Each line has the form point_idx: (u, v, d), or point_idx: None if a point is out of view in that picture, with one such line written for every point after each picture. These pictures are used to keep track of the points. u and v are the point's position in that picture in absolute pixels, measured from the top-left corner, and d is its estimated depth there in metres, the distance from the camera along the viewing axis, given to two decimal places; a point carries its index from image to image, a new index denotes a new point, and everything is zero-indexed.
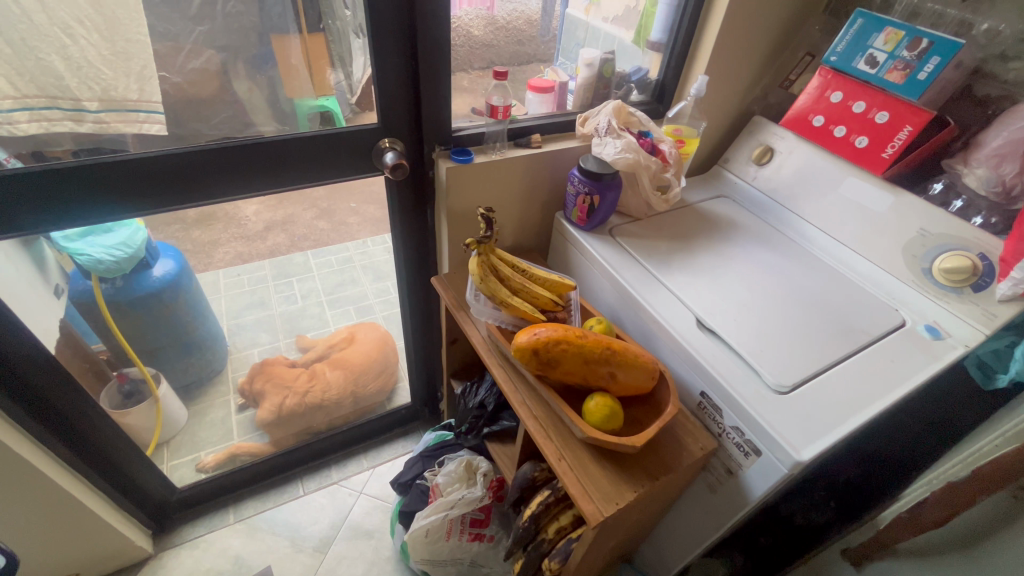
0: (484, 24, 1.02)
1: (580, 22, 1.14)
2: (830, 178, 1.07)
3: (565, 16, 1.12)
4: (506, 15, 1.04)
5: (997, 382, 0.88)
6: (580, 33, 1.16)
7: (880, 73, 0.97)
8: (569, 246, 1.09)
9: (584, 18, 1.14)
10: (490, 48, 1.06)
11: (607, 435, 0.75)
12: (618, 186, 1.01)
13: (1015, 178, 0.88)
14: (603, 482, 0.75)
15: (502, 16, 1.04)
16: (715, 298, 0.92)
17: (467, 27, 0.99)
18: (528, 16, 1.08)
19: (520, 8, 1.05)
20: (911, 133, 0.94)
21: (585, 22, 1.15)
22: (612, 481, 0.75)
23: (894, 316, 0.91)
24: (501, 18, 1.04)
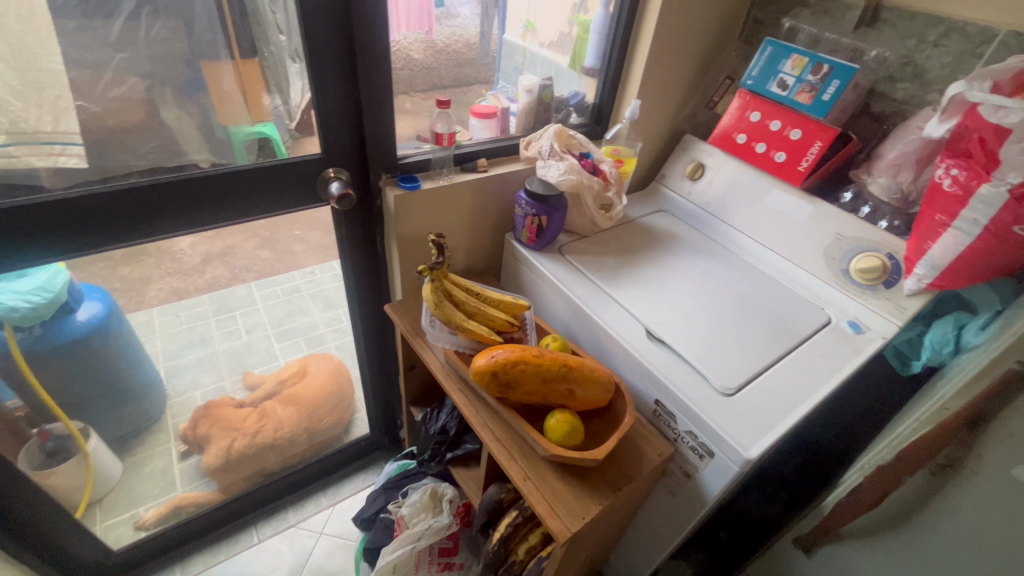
0: (423, 48, 1.04)
1: (518, 47, 1.21)
2: (757, 190, 1.16)
3: (503, 40, 1.18)
4: (444, 39, 1.07)
5: (913, 368, 0.98)
6: (519, 58, 1.23)
7: (791, 95, 1.07)
8: (521, 266, 1.12)
9: (522, 44, 1.22)
10: (431, 72, 1.08)
11: (569, 450, 0.76)
12: (564, 206, 1.04)
13: (911, 185, 0.99)
14: (568, 498, 0.76)
15: (440, 39, 1.06)
16: (662, 309, 0.97)
17: (407, 51, 1.00)
18: (467, 39, 1.12)
19: (459, 31, 1.09)
20: (821, 148, 1.03)
21: (522, 47, 1.22)
22: (579, 496, 0.77)
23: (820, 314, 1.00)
24: (439, 41, 1.06)
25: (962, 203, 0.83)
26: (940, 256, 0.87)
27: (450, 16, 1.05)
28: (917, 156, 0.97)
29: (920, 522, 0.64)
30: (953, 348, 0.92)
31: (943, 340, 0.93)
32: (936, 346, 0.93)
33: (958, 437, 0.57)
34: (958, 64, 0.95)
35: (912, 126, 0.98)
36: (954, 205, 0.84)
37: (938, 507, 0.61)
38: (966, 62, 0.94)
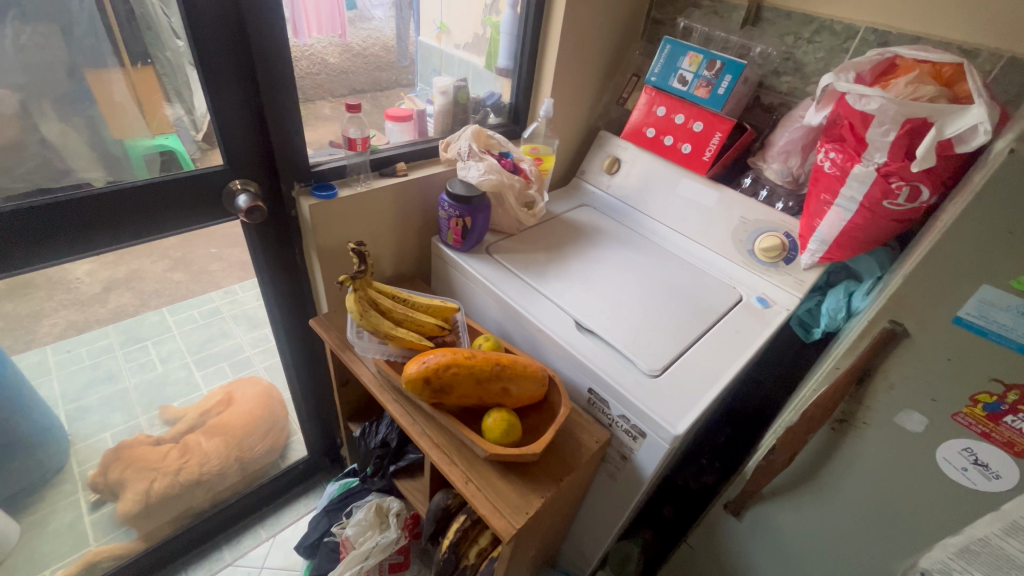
0: (339, 51, 1.01)
1: (434, 49, 1.21)
2: (669, 181, 1.23)
3: (419, 43, 1.17)
4: (360, 41, 1.05)
5: (814, 334, 1.07)
6: (436, 60, 1.22)
7: (691, 90, 1.13)
8: (449, 268, 1.11)
9: (437, 46, 1.21)
10: (345, 76, 1.04)
11: (507, 448, 0.77)
12: (487, 207, 1.04)
13: (799, 168, 1.08)
14: (511, 495, 0.77)
15: (356, 42, 1.04)
16: (589, 300, 1.00)
17: (320, 55, 0.97)
18: (384, 42, 1.10)
19: (375, 34, 1.07)
20: (721, 138, 1.11)
21: (438, 49, 1.21)
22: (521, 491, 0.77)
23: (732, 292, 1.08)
24: (356, 45, 1.04)
25: (840, 182, 0.91)
26: (827, 230, 0.96)
27: (364, 19, 1.02)
28: (802, 142, 1.06)
29: (828, 471, 0.70)
30: (845, 313, 1.03)
31: (837, 306, 1.03)
32: (832, 312, 1.03)
33: (850, 394, 0.63)
34: (830, 58, 1.06)
35: (795, 115, 1.08)
36: (835, 184, 0.93)
37: (841, 457, 0.67)
38: (836, 56, 1.06)
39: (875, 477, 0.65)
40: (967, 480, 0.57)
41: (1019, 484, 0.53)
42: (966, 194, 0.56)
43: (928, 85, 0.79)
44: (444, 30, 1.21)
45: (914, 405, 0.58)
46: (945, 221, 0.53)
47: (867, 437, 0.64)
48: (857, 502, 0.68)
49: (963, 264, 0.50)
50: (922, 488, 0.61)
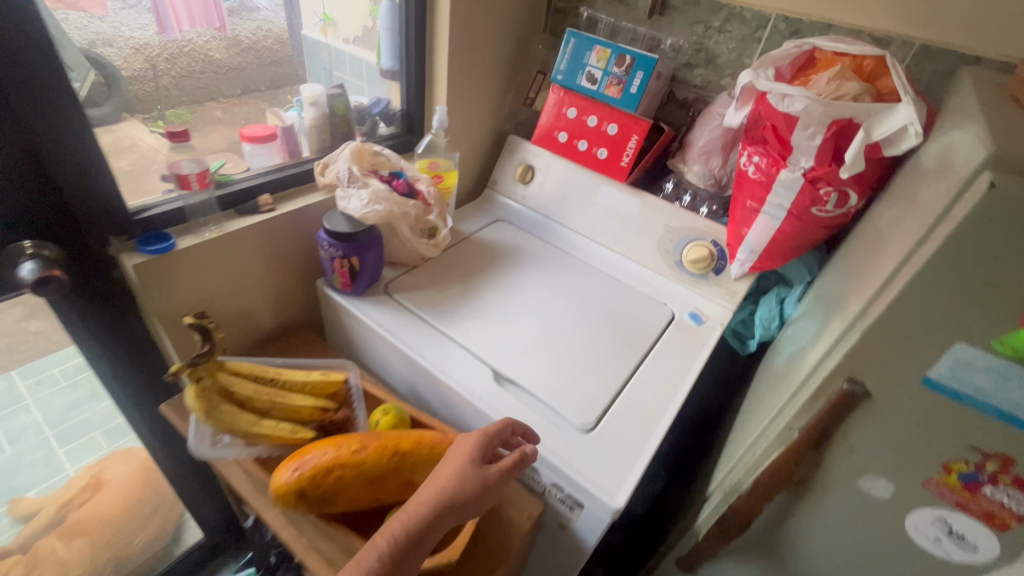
0: (224, 46, 0.87)
1: (320, 45, 1.03)
2: (587, 190, 1.11)
3: (302, 38, 0.99)
4: (249, 35, 0.90)
5: (750, 347, 1.01)
6: (324, 57, 1.04)
7: (601, 89, 1.01)
8: (342, 316, 0.92)
9: (324, 40, 1.03)
10: (239, 73, 0.91)
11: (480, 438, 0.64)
12: (378, 241, 0.87)
13: (720, 170, 1.00)
14: (470, 491, 0.60)
15: (243, 35, 0.89)
16: (509, 341, 0.86)
17: (203, 50, 0.83)
18: (278, 35, 0.95)
19: (266, 25, 0.92)
20: (639, 141, 1.01)
21: (325, 45, 1.04)
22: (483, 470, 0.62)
23: (663, 310, 0.99)
24: (244, 38, 0.89)
25: (766, 189, 0.83)
26: (756, 239, 0.89)
27: (248, 9, 0.87)
28: (722, 141, 0.98)
29: (785, 536, 0.61)
30: (778, 321, 0.98)
31: (770, 316, 0.99)
32: (765, 323, 0.99)
33: (809, 458, 0.53)
34: (742, 48, 0.98)
35: (713, 113, 0.99)
36: (761, 191, 0.84)
37: (800, 522, 0.59)
38: (748, 46, 0.97)
39: (840, 544, 0.57)
40: (940, 551, 0.50)
41: (1001, 561, 0.46)
42: (919, 223, 0.47)
43: (851, 80, 0.71)
44: (329, 21, 1.03)
45: (881, 471, 0.50)
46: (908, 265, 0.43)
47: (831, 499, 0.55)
48: (820, 568, 0.60)
49: (936, 322, 0.41)
50: (890, 559, 0.54)
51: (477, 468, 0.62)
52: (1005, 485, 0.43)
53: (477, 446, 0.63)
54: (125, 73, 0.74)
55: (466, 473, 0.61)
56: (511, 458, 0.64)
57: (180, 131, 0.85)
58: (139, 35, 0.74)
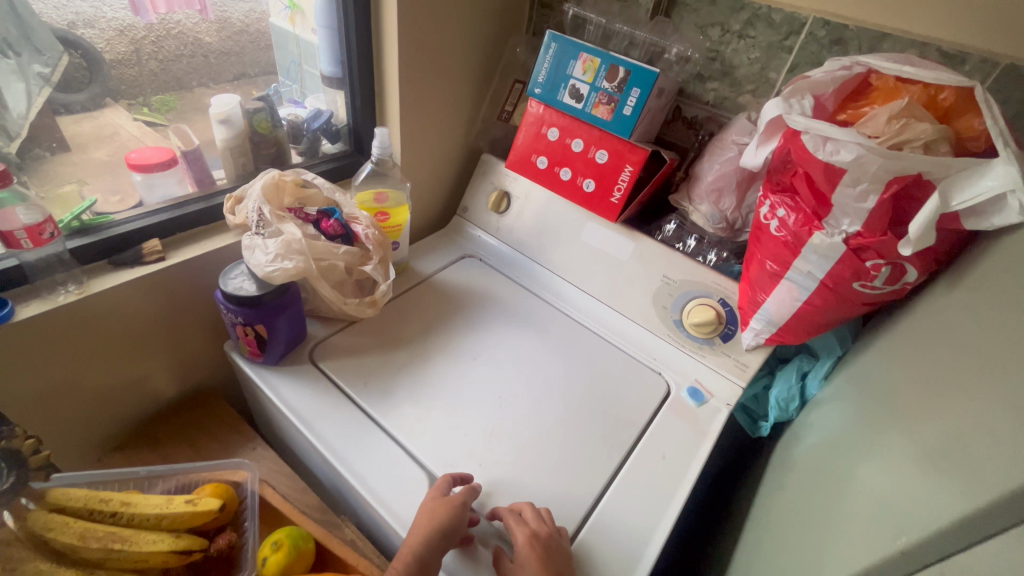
0: (215, 29, 0.77)
1: (288, 35, 0.86)
2: (571, 226, 0.92)
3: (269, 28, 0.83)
4: (241, 17, 0.79)
5: (762, 430, 0.82)
6: (293, 48, 0.88)
7: (588, 107, 0.81)
8: (254, 390, 0.74)
9: (291, 30, 0.85)
10: (233, 58, 0.82)
11: (437, 488, 0.60)
12: (293, 303, 0.69)
13: (734, 212, 0.81)
14: (454, 531, 0.57)
15: (235, 18, 0.79)
16: (457, 432, 0.68)
17: (193, 34, 0.75)
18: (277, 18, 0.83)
19: (260, 8, 0.80)
20: (632, 173, 0.81)
21: (293, 35, 0.86)
22: (461, 507, 0.58)
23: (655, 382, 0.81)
24: (235, 21, 0.79)
25: (792, 252, 0.63)
26: (775, 310, 0.69)
27: None
28: (737, 178, 0.78)
29: None
30: (800, 403, 0.78)
31: (789, 396, 0.79)
32: (782, 404, 0.79)
33: None
34: (767, 59, 0.78)
35: (727, 141, 0.79)
36: (784, 253, 0.64)
37: None
38: (775, 57, 0.77)
39: None
40: None
41: None
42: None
43: (922, 120, 0.51)
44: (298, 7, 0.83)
45: None
46: None
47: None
48: None
49: None
50: None
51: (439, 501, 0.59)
52: None
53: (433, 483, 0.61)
54: (108, 56, 0.68)
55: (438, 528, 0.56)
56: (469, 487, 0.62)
57: (167, 120, 0.78)
58: (122, 17, 0.67)
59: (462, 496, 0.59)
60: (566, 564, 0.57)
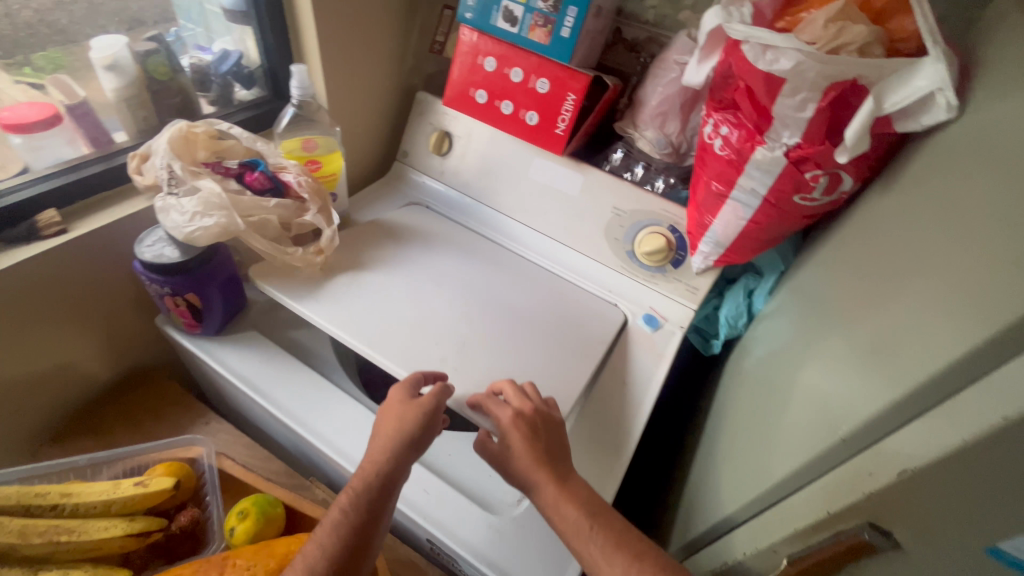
0: None
1: None
2: (518, 163, 0.89)
3: None
4: None
5: (714, 347, 0.87)
6: None
7: (524, 32, 0.76)
8: (198, 364, 0.70)
9: None
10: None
11: (399, 392, 0.58)
12: (223, 266, 0.64)
13: (679, 135, 0.80)
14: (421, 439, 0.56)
15: None
16: (428, 343, 0.67)
17: None
18: None
19: None
20: (575, 102, 0.78)
21: None
22: (427, 413, 0.57)
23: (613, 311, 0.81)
24: None
25: (736, 170, 0.63)
26: (722, 230, 0.70)
27: None
28: (680, 100, 0.77)
29: None
30: (747, 318, 0.83)
31: (737, 312, 0.83)
32: (731, 321, 0.83)
33: None
34: None
35: (669, 60, 0.77)
36: (729, 171, 0.64)
37: None
38: None
39: None
40: None
41: None
42: (997, 290, 0.29)
43: (856, 23, 0.51)
44: None
45: None
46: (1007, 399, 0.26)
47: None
48: None
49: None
50: None
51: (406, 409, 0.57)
52: None
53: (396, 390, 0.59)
54: None
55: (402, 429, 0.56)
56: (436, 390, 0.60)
57: (49, 73, 0.67)
58: None
59: (433, 398, 0.58)
60: (558, 441, 0.57)
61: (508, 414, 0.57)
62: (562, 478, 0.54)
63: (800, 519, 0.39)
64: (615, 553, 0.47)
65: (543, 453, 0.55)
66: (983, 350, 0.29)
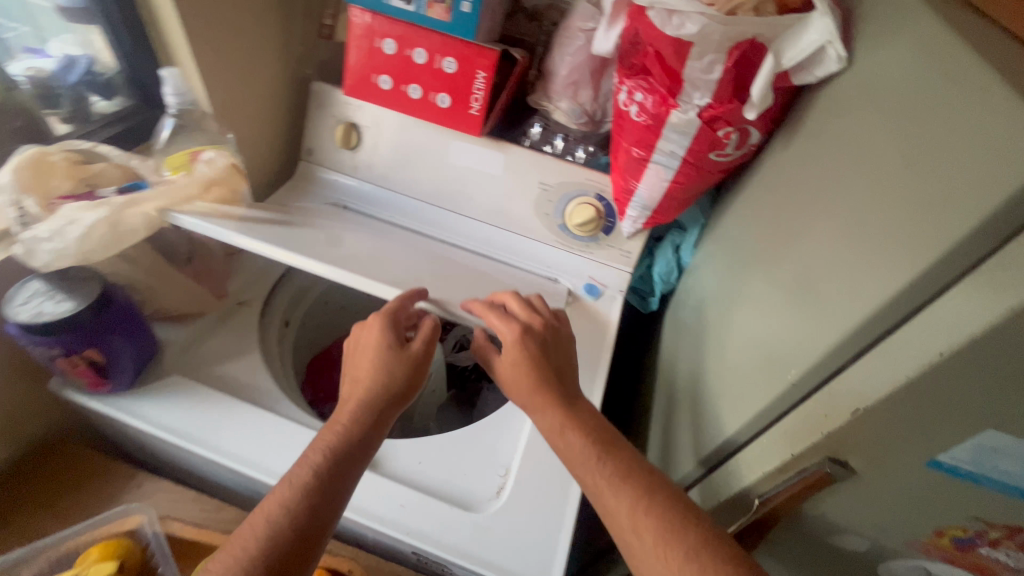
0: None
1: None
2: (435, 148, 0.85)
3: None
4: None
5: (651, 304, 0.91)
6: None
7: (420, 10, 0.71)
8: (115, 424, 0.61)
9: None
10: None
11: (386, 322, 0.58)
12: (123, 309, 0.56)
13: (593, 103, 0.80)
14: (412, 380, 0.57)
15: None
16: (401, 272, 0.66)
17: None
18: None
19: None
20: (486, 79, 0.75)
21: None
22: (417, 358, 0.58)
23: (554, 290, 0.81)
24: None
25: (653, 134, 0.64)
26: (648, 194, 0.72)
27: None
28: (589, 68, 0.77)
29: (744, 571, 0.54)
30: (678, 273, 0.88)
31: (668, 269, 0.88)
32: (665, 278, 0.88)
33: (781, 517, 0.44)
34: None
35: (572, 28, 0.76)
36: (647, 136, 0.65)
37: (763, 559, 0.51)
38: None
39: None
40: None
41: None
42: (917, 233, 0.32)
43: None
44: None
45: (860, 529, 0.42)
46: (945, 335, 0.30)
47: (786, 532, 0.47)
48: None
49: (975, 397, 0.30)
50: None
51: (394, 350, 0.57)
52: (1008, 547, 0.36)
53: (384, 327, 0.58)
54: None
55: (384, 367, 0.56)
56: (426, 329, 0.60)
57: None
58: None
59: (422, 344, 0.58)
60: (559, 355, 0.59)
61: (516, 325, 0.58)
62: (567, 402, 0.54)
63: (766, 461, 0.42)
64: (623, 485, 0.46)
65: (546, 374, 0.55)
66: (912, 288, 0.31)
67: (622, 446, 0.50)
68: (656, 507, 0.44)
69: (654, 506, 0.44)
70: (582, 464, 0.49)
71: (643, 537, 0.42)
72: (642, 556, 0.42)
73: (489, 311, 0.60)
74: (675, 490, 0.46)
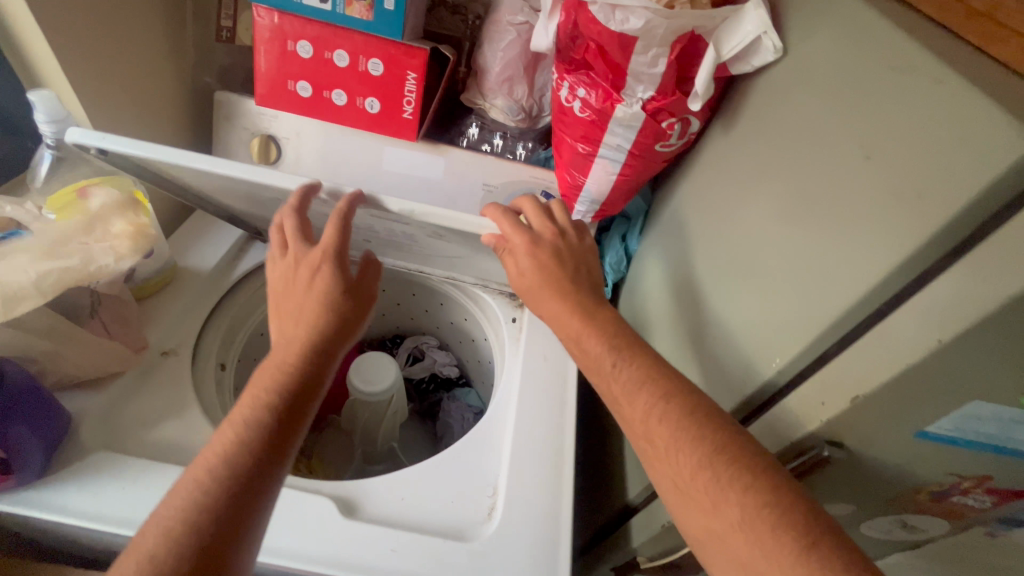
0: None
1: None
2: (366, 158, 0.77)
3: None
4: None
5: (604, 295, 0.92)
6: None
7: (337, 9, 0.65)
8: (26, 524, 0.51)
9: None
10: None
11: (334, 248, 0.53)
12: (29, 395, 0.50)
13: (529, 98, 0.77)
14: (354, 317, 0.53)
15: None
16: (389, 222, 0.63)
17: None
18: None
19: None
20: (418, 81, 0.70)
21: None
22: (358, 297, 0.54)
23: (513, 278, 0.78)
24: None
25: (599, 129, 0.64)
26: (596, 189, 0.71)
27: None
28: (523, 62, 0.74)
29: None
30: (627, 262, 0.88)
31: (618, 260, 0.87)
32: (616, 268, 0.87)
33: None
34: None
35: (501, 22, 0.73)
36: (594, 131, 0.65)
37: None
38: None
39: None
40: (888, 534, 0.49)
41: (943, 531, 0.47)
42: (891, 222, 0.33)
43: None
44: None
45: (846, 496, 0.45)
46: (940, 321, 0.31)
47: None
48: None
49: (961, 379, 0.32)
50: None
51: (339, 283, 0.52)
52: (975, 492, 0.40)
53: (331, 251, 0.53)
54: None
55: (328, 287, 0.51)
56: (369, 268, 0.57)
57: None
58: None
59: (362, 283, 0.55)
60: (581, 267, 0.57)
61: (528, 234, 0.58)
62: (583, 306, 0.53)
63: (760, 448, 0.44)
64: (639, 390, 0.45)
65: (564, 281, 0.55)
66: (895, 274, 0.33)
67: (642, 350, 0.49)
68: (671, 414, 0.42)
69: (669, 413, 0.42)
70: (599, 372, 0.49)
71: (655, 444, 0.42)
72: (657, 462, 0.42)
73: (505, 217, 0.59)
74: (695, 394, 0.44)
